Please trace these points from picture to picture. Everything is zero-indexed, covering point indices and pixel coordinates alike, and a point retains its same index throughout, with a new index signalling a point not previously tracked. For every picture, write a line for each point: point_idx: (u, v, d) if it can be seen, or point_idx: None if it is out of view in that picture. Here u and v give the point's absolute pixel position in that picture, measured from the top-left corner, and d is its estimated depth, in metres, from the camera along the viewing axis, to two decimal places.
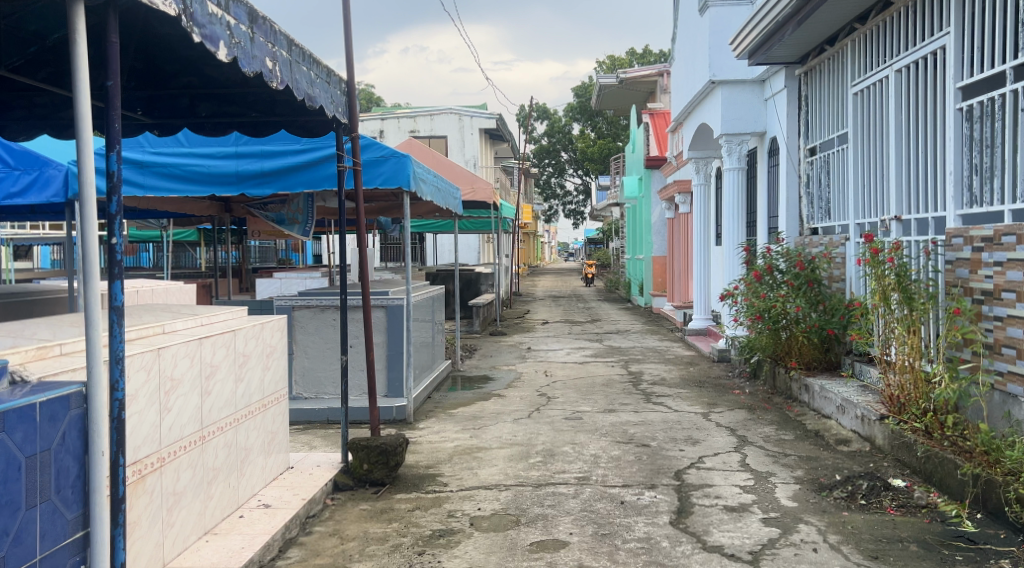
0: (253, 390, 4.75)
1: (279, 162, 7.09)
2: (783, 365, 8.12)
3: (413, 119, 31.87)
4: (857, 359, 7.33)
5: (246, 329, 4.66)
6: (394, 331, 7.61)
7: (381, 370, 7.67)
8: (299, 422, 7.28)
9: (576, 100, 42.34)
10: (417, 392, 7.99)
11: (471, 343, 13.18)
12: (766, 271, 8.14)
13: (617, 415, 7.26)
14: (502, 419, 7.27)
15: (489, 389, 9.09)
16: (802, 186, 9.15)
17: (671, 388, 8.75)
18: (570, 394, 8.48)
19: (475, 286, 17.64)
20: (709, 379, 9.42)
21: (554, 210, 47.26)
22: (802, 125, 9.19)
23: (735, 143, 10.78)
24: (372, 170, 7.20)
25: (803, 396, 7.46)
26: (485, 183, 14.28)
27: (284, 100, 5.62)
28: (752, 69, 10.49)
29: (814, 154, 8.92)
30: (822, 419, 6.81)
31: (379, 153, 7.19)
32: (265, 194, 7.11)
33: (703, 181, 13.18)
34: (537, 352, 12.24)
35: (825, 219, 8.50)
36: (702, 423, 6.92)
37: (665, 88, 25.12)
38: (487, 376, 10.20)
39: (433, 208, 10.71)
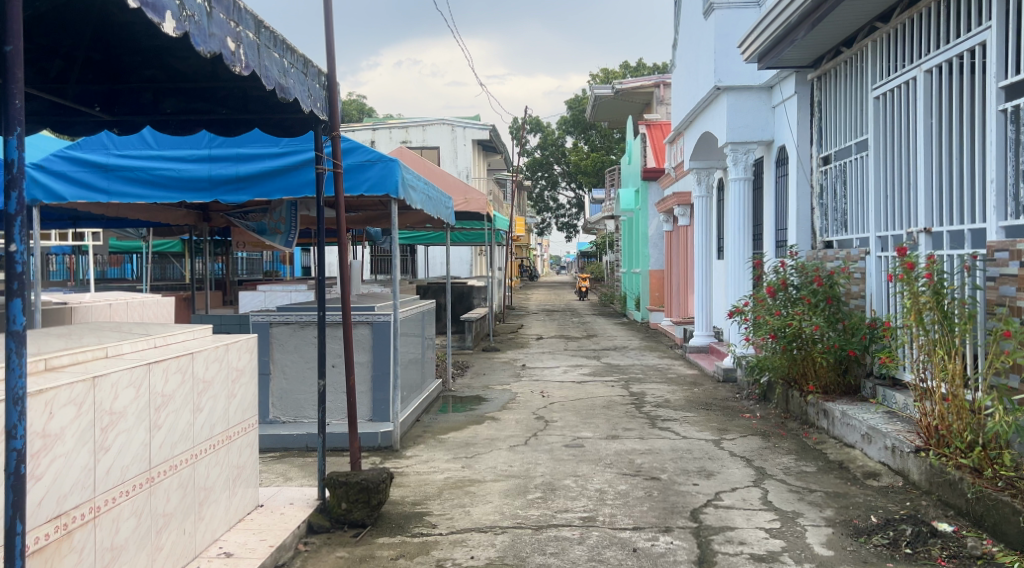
0: (216, 420, 4.17)
1: (256, 166, 6.55)
2: (798, 388, 7.59)
3: (405, 130, 31.41)
4: (880, 383, 6.81)
5: (208, 351, 4.08)
6: (380, 350, 7.04)
7: (365, 392, 7.09)
8: (275, 449, 6.69)
9: (570, 113, 41.98)
10: (404, 416, 7.41)
11: (463, 360, 12.60)
12: (780, 286, 7.60)
13: (622, 442, 6.70)
14: (497, 447, 6.70)
15: (482, 411, 8.50)
16: (814, 197, 8.66)
17: (677, 411, 8.18)
18: (569, 417, 7.90)
19: (468, 300, 17.06)
20: (716, 401, 8.87)
21: (547, 223, 46.80)
22: (815, 133, 8.70)
23: (741, 152, 10.30)
24: (357, 175, 6.64)
25: (821, 422, 6.93)
26: (478, 193, 13.82)
27: (259, 95, 5.07)
28: (759, 74, 10.02)
29: (827, 163, 8.44)
30: (845, 449, 6.26)
31: (365, 157, 6.64)
32: (240, 202, 6.55)
33: (705, 192, 12.67)
34: (532, 370, 11.66)
35: (842, 232, 8.00)
36: (714, 452, 6.37)
37: (662, 99, 24.70)
38: (479, 396, 9.62)
39: (424, 219, 10.16)
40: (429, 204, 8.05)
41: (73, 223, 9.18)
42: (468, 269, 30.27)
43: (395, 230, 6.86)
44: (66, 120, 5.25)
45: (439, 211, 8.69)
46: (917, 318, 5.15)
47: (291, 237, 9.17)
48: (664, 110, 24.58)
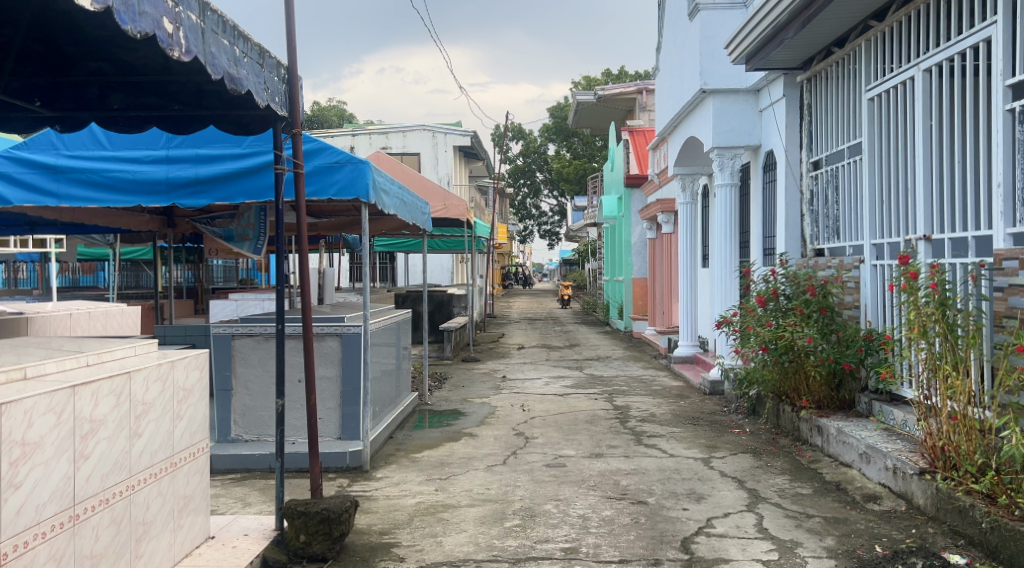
0: (158, 446, 3.76)
1: (216, 168, 6.15)
2: (790, 402, 7.27)
3: (385, 136, 30.98)
4: (876, 397, 6.50)
5: (149, 370, 3.67)
6: (350, 363, 6.64)
7: (333, 409, 6.69)
8: (236, 470, 6.28)
9: (552, 120, 41.73)
10: (376, 434, 7.01)
11: (442, 371, 12.19)
12: (771, 296, 7.27)
13: (606, 461, 6.33)
14: (473, 467, 6.30)
15: (459, 426, 8.10)
16: (804, 203, 8.37)
17: (663, 426, 7.82)
18: (551, 433, 7.52)
19: (448, 309, 16.65)
20: (703, 415, 8.53)
21: (529, 231, 46.46)
22: (805, 136, 8.42)
23: (727, 157, 9.99)
24: (325, 178, 6.24)
25: (815, 439, 6.61)
26: (457, 199, 13.46)
27: (214, 89, 4.67)
28: (746, 77, 9.73)
29: (818, 168, 8.15)
30: (841, 468, 5.93)
31: (334, 158, 6.24)
32: (200, 206, 6.15)
33: (690, 199, 12.37)
34: (513, 381, 11.27)
35: (834, 239, 7.70)
36: (703, 472, 6.01)
37: (644, 105, 24.45)
38: (457, 410, 9.21)
39: (401, 225, 9.76)
40: (403, 209, 7.67)
41: (30, 229, 8.69)
42: (449, 276, 29.86)
43: (366, 237, 6.47)
44: (4, 116, 4.82)
45: (415, 217, 8.31)
46: (920, 331, 4.82)
47: (260, 244, 8.74)
48: (647, 116, 24.36)
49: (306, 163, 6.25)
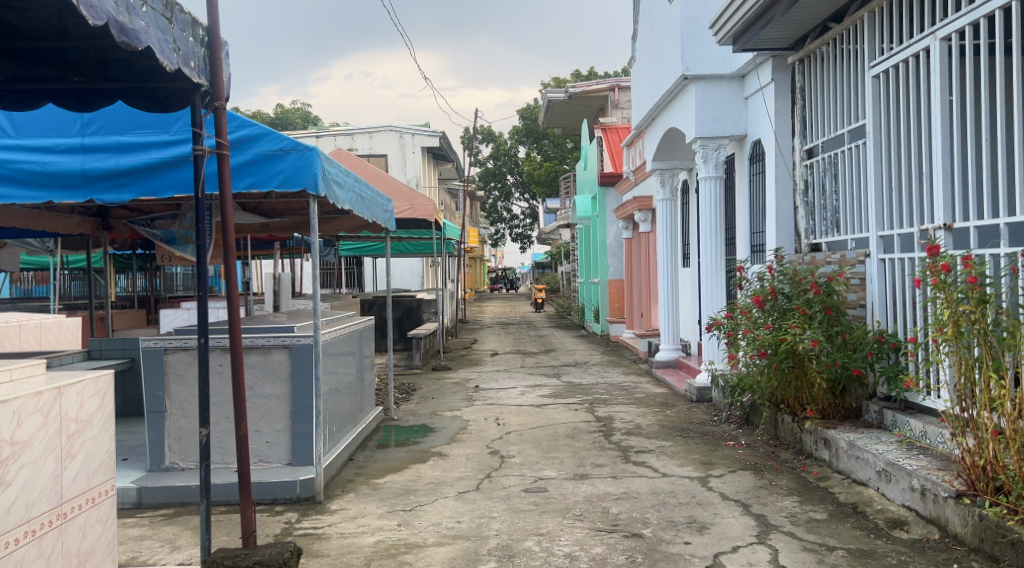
0: (37, 496, 3.02)
1: (139, 157, 5.37)
2: (790, 412, 6.63)
3: (351, 137, 30.08)
4: (888, 405, 5.88)
5: (20, 400, 2.94)
6: (301, 379, 5.87)
7: (282, 431, 5.92)
8: (169, 505, 5.47)
9: (522, 122, 41.06)
10: (332, 457, 6.24)
11: (410, 382, 11.40)
12: (769, 295, 6.56)
13: (592, 484, 5.62)
14: (443, 494, 5.56)
15: (427, 445, 7.35)
16: (797, 195, 7.76)
17: (651, 440, 7.14)
18: (529, 451, 6.80)
19: (417, 315, 15.87)
20: (692, 425, 7.87)
21: (501, 234, 45.71)
22: (797, 123, 7.83)
23: (711, 149, 9.38)
24: (267, 169, 5.48)
25: (821, 453, 5.97)
26: (424, 198, 12.69)
27: (122, 57, 3.88)
28: (730, 61, 9.13)
29: (813, 156, 7.56)
30: (856, 487, 5.29)
31: (276, 145, 5.48)
32: (122, 201, 5.36)
33: (669, 195, 11.73)
34: (486, 391, 10.54)
35: (834, 232, 7.09)
36: (702, 494, 5.33)
37: (616, 103, 23.85)
38: (425, 425, 8.44)
39: (362, 224, 8.99)
40: (361, 204, 6.91)
41: None
42: (419, 281, 29.12)
43: (315, 237, 5.72)
44: None
45: (375, 215, 7.56)
46: (955, 333, 4.17)
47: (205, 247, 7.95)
48: (620, 114, 23.81)
49: (244, 151, 5.49)
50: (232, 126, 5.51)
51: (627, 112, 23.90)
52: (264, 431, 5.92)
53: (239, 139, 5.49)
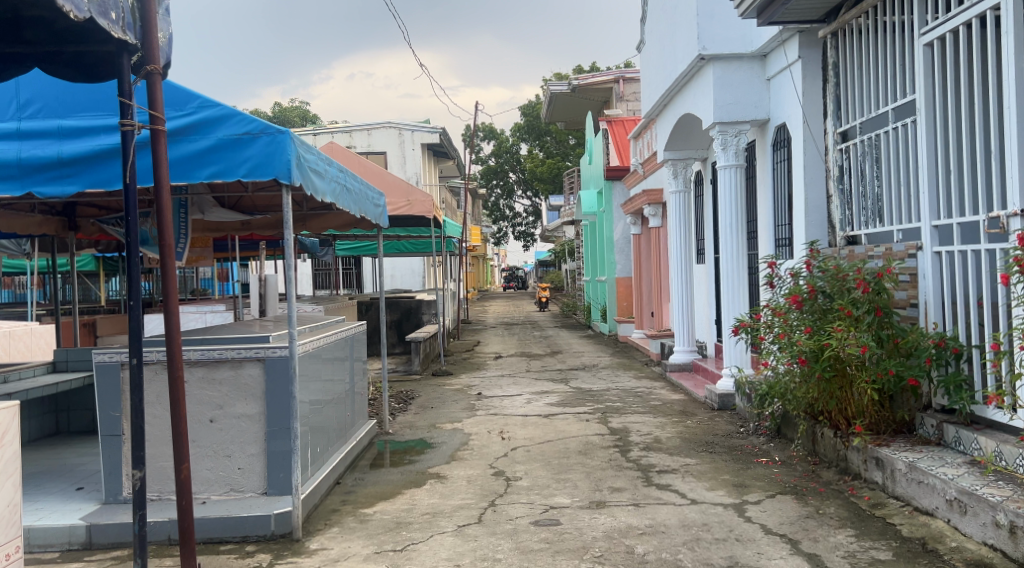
0: None
1: (83, 143, 4.63)
2: (831, 426, 5.89)
3: (349, 134, 29.43)
4: (949, 419, 5.14)
5: None
6: (277, 396, 5.14)
7: (256, 456, 5.18)
8: (124, 544, 4.75)
9: (524, 118, 40.30)
10: (315, 483, 5.52)
11: (408, 390, 10.67)
12: (808, 294, 5.73)
13: (613, 515, 4.89)
14: (441, 527, 4.83)
15: (424, 464, 6.62)
16: (831, 181, 7.02)
17: (673, 457, 6.40)
18: (538, 472, 6.06)
19: (417, 317, 15.15)
20: (717, 439, 7.13)
21: (504, 233, 44.94)
22: (830, 102, 7.08)
23: (731, 135, 8.62)
24: (233, 155, 4.74)
25: (871, 474, 5.24)
26: (422, 193, 11.95)
27: (37, 15, 3.17)
28: (750, 39, 8.41)
29: (848, 139, 6.82)
30: (920, 518, 4.56)
31: (243, 129, 4.75)
32: (66, 194, 4.62)
33: (682, 187, 10.98)
34: (489, 399, 9.81)
35: (876, 223, 6.35)
36: (740, 527, 4.60)
37: (621, 95, 23.09)
38: (423, 440, 7.71)
39: (351, 220, 8.24)
40: (347, 197, 6.19)
41: None
42: (420, 280, 28.45)
43: (291, 235, 5.00)
44: None
45: (364, 210, 6.83)
46: None
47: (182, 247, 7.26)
48: (625, 106, 23.03)
49: (205, 135, 4.74)
50: (190, 106, 4.77)
51: (632, 104, 23.14)
52: (236, 457, 5.18)
53: (198, 122, 4.74)
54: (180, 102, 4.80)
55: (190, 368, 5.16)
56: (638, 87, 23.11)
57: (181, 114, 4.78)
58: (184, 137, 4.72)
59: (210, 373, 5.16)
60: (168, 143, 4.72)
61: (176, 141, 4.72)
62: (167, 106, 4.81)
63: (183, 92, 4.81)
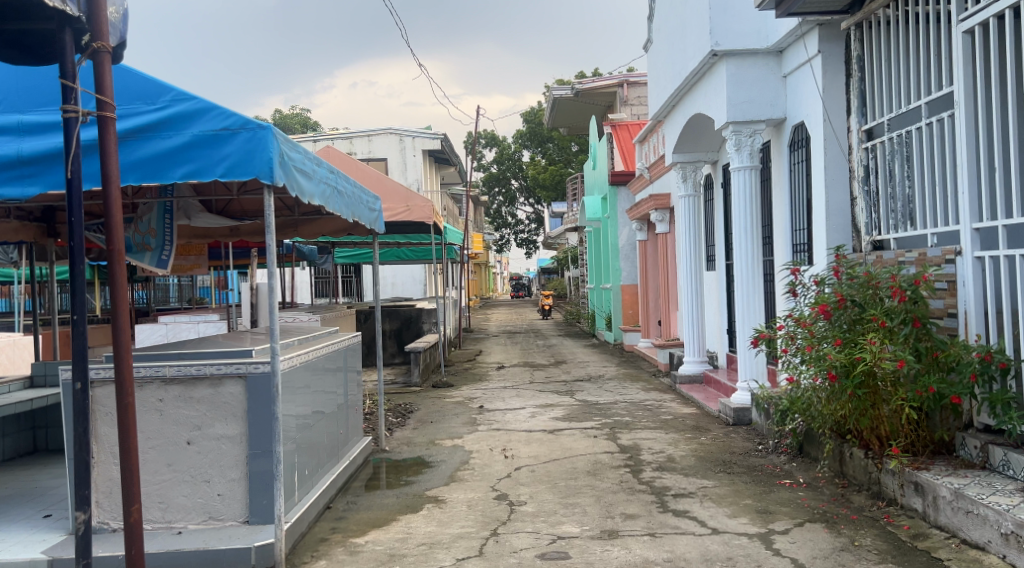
0: None
1: (44, 140, 4.21)
2: (862, 446, 5.43)
3: (349, 141, 29.12)
4: (995, 439, 4.69)
5: None
6: (260, 416, 4.70)
7: (236, 481, 4.74)
8: None
9: (526, 126, 39.93)
10: (302, 510, 5.07)
11: (407, 403, 10.23)
12: (837, 303, 5.26)
13: (627, 547, 4.45)
14: (438, 561, 4.40)
15: (422, 486, 6.19)
16: (856, 182, 6.58)
17: (689, 479, 5.96)
18: (544, 497, 5.62)
19: (417, 326, 14.71)
20: (734, 457, 6.69)
21: (506, 241, 44.50)
22: (854, 99, 6.64)
23: (745, 135, 8.19)
24: (209, 152, 4.31)
25: (910, 499, 4.79)
26: (421, 198, 11.53)
27: None
28: (765, 35, 8.00)
29: (874, 138, 6.40)
30: (969, 552, 4.12)
31: (220, 124, 4.33)
32: (27, 196, 4.18)
33: (691, 191, 10.58)
34: (492, 413, 9.37)
35: (906, 227, 5.92)
36: (769, 561, 4.16)
37: (625, 99, 22.70)
38: (421, 458, 7.27)
39: (346, 226, 7.82)
40: (338, 200, 5.77)
41: None
42: (422, 288, 28.04)
43: (273, 240, 4.55)
44: None
45: (357, 214, 6.42)
46: None
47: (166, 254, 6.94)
48: (629, 111, 22.64)
49: (179, 131, 4.31)
50: (163, 99, 4.35)
51: (636, 108, 22.75)
52: (215, 482, 4.74)
53: (172, 116, 4.32)
54: (152, 95, 4.38)
55: (166, 386, 4.73)
56: (642, 91, 22.73)
57: (153, 108, 4.35)
58: (156, 133, 4.30)
59: (187, 391, 4.73)
60: (139, 140, 4.29)
61: (148, 138, 4.29)
62: (137, 99, 4.38)
63: (155, 85, 4.39)
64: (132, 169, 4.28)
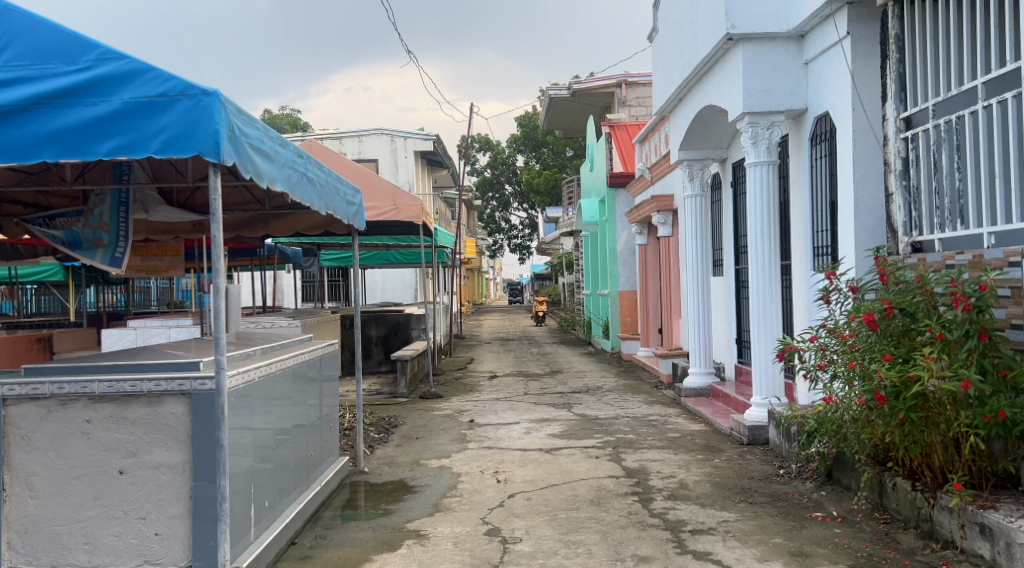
0: None
1: None
2: (911, 478, 4.69)
3: (339, 141, 28.50)
4: None
5: None
6: (205, 442, 3.94)
7: (177, 519, 3.97)
8: None
9: (521, 130, 39.30)
10: (254, 553, 4.31)
11: (391, 416, 9.48)
12: (884, 312, 4.53)
13: None
14: None
15: (401, 517, 5.45)
16: (894, 177, 5.87)
17: (706, 510, 5.23)
18: (542, 532, 4.88)
19: (405, 332, 13.95)
20: (754, 484, 5.97)
21: (500, 246, 43.76)
22: (890, 85, 5.93)
23: (762, 127, 7.46)
24: (142, 122, 3.57)
25: (972, 544, 4.07)
26: (410, 197, 10.77)
27: None
28: (787, 18, 7.31)
29: (914, 127, 5.70)
30: None
31: (156, 89, 3.59)
32: None
33: (698, 191, 9.85)
34: (483, 428, 8.62)
35: (955, 227, 5.21)
36: None
37: (623, 100, 22.06)
38: (403, 481, 6.53)
39: (324, 223, 7.08)
40: (308, 189, 5.03)
41: None
42: (412, 293, 27.28)
43: (221, 231, 3.78)
44: None
45: (331, 207, 5.69)
46: None
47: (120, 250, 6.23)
48: (627, 112, 21.98)
49: (107, 97, 3.58)
50: (86, 59, 3.62)
51: (635, 109, 22.09)
52: (152, 520, 3.98)
53: (98, 79, 3.59)
54: (73, 53, 3.65)
55: (95, 405, 3.98)
56: (641, 92, 22.07)
57: (75, 69, 3.62)
58: (77, 99, 3.56)
59: (120, 410, 3.98)
60: (57, 107, 3.56)
61: (68, 104, 3.55)
62: (56, 58, 3.64)
63: (77, 40, 3.66)
64: (48, 143, 3.54)
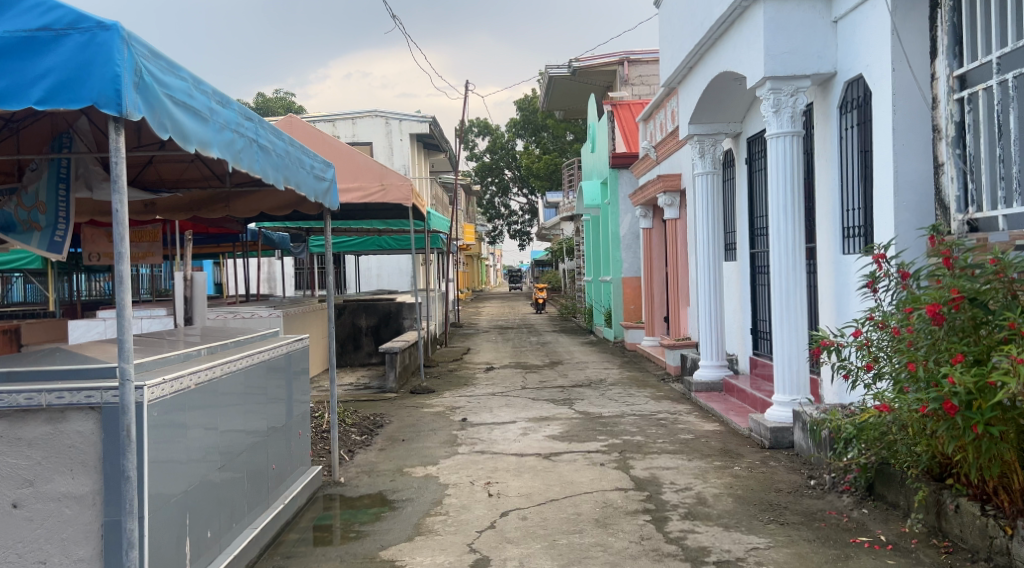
0: None
1: None
2: (981, 502, 3.91)
3: (332, 123, 27.65)
4: None
5: None
6: (116, 470, 3.17)
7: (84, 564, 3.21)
8: None
9: (520, 113, 38.39)
10: None
11: (377, 414, 8.72)
12: (952, 303, 3.71)
13: None
14: None
15: (375, 541, 4.68)
16: (947, 144, 5.07)
17: (730, 534, 4.47)
18: (537, 564, 4.12)
19: (397, 322, 13.20)
20: (783, 498, 5.19)
21: (500, 232, 42.91)
22: (942, 38, 5.14)
23: (785, 94, 6.64)
24: (19, 63, 2.79)
25: None
26: (398, 176, 9.88)
27: None
28: None
29: (971, 84, 4.91)
30: None
31: (37, 22, 2.82)
32: None
33: (710, 168, 8.98)
34: (475, 429, 7.86)
35: None
36: None
37: (625, 78, 21.15)
38: (382, 493, 5.76)
39: (292, 201, 6.28)
40: (258, 158, 4.22)
41: None
42: (410, 280, 26.48)
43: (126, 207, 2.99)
44: None
45: (293, 181, 4.89)
46: None
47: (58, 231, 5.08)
48: (630, 91, 21.08)
49: None
50: None
51: (637, 88, 21.22)
52: (54, 564, 3.22)
53: None
54: None
55: None
56: (644, 70, 21.18)
57: None
58: None
59: (14, 430, 3.21)
60: None
61: None
62: None
63: None
64: None
